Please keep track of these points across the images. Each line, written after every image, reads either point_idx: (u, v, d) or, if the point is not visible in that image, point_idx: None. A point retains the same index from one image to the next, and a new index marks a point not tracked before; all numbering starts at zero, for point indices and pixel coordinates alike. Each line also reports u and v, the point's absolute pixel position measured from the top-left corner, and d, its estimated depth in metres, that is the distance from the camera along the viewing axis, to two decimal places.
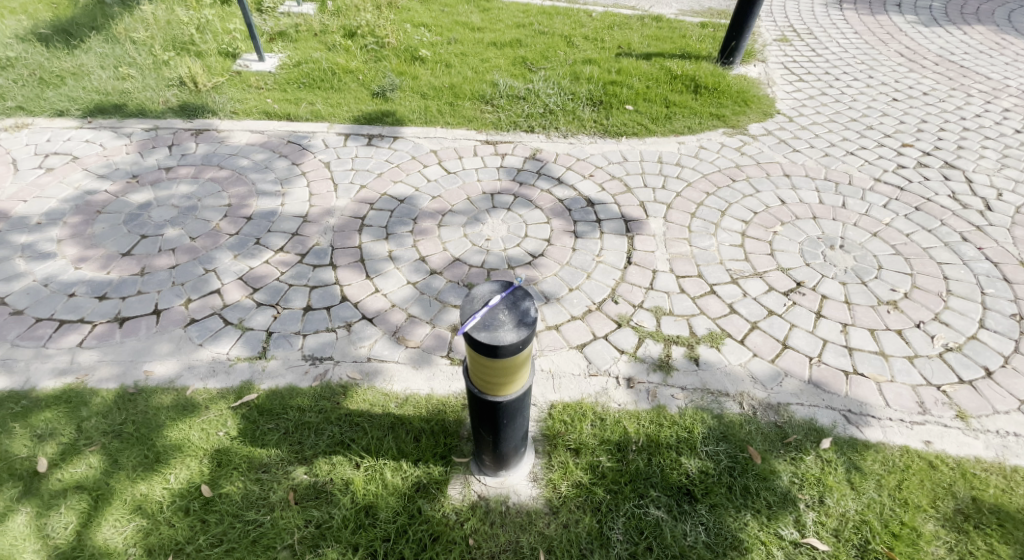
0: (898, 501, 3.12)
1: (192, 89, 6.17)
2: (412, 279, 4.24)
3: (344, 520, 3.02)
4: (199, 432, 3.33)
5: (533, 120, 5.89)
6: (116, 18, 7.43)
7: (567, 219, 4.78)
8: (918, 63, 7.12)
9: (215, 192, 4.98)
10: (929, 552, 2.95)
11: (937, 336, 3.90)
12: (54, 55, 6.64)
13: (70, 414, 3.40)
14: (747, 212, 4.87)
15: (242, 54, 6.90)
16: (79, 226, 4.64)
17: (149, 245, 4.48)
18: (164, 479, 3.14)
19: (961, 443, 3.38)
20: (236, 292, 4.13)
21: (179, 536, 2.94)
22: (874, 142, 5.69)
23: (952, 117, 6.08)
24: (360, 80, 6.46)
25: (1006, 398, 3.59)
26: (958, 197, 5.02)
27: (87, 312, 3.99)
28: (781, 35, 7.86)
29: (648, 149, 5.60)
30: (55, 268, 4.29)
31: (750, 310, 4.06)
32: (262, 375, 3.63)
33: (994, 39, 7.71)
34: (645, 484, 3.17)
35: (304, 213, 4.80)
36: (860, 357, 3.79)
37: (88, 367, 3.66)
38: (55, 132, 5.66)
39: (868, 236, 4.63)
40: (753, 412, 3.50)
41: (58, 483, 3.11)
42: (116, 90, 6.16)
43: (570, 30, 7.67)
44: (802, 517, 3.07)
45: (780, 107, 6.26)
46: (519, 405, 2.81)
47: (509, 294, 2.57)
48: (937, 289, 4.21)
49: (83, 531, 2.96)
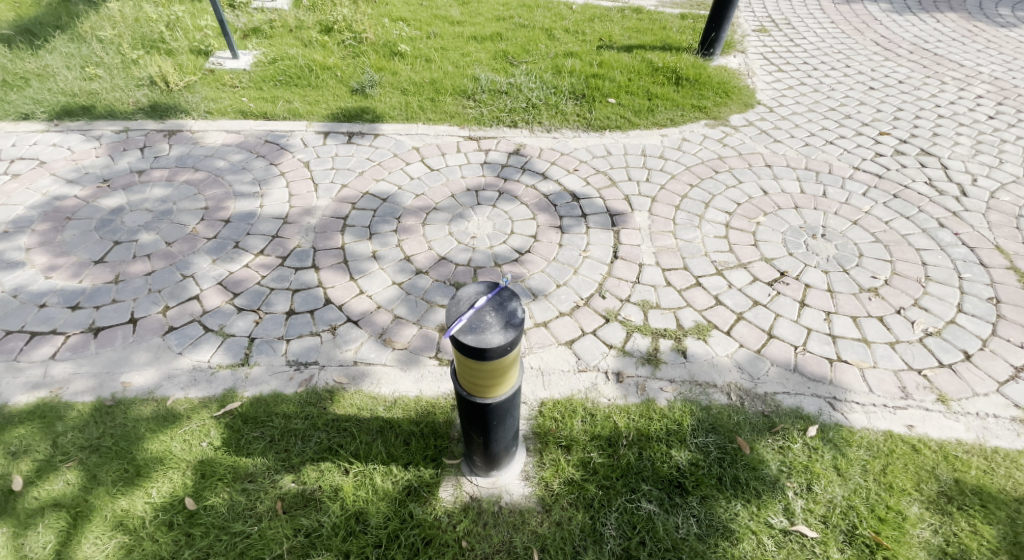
0: (884, 485, 3.16)
1: (163, 89, 6.02)
2: (397, 279, 4.19)
3: (335, 527, 2.98)
4: (181, 444, 3.26)
5: (516, 115, 5.85)
6: (81, 16, 7.21)
7: (552, 213, 4.76)
8: (894, 52, 7.20)
9: (190, 195, 4.87)
10: (914, 535, 3.00)
11: (917, 321, 3.96)
12: (17, 57, 6.42)
13: (45, 429, 3.30)
14: (730, 203, 4.89)
15: (215, 52, 6.74)
16: (49, 233, 4.50)
17: (123, 251, 4.36)
18: (146, 493, 3.08)
19: (943, 426, 3.44)
20: (216, 297, 4.04)
21: (163, 551, 2.89)
22: (853, 131, 5.75)
23: (928, 104, 6.16)
24: (338, 77, 6.35)
25: (985, 380, 3.65)
26: (935, 183, 5.10)
27: (59, 322, 3.88)
28: (759, 26, 7.90)
29: (631, 141, 5.60)
30: (24, 278, 4.16)
31: (736, 301, 4.08)
32: (245, 382, 3.56)
33: (966, 26, 7.82)
34: (637, 478, 3.18)
35: (284, 214, 4.71)
36: (843, 345, 3.83)
37: (62, 380, 3.56)
38: (20, 136, 5.48)
39: (848, 224, 4.69)
40: (740, 402, 3.52)
41: (35, 501, 3.03)
42: (83, 91, 5.98)
43: (550, 23, 7.62)
44: (790, 505, 3.10)
45: (760, 97, 6.29)
46: (508, 406, 2.79)
47: (495, 296, 2.55)
48: (917, 275, 4.27)
49: (63, 549, 2.89)
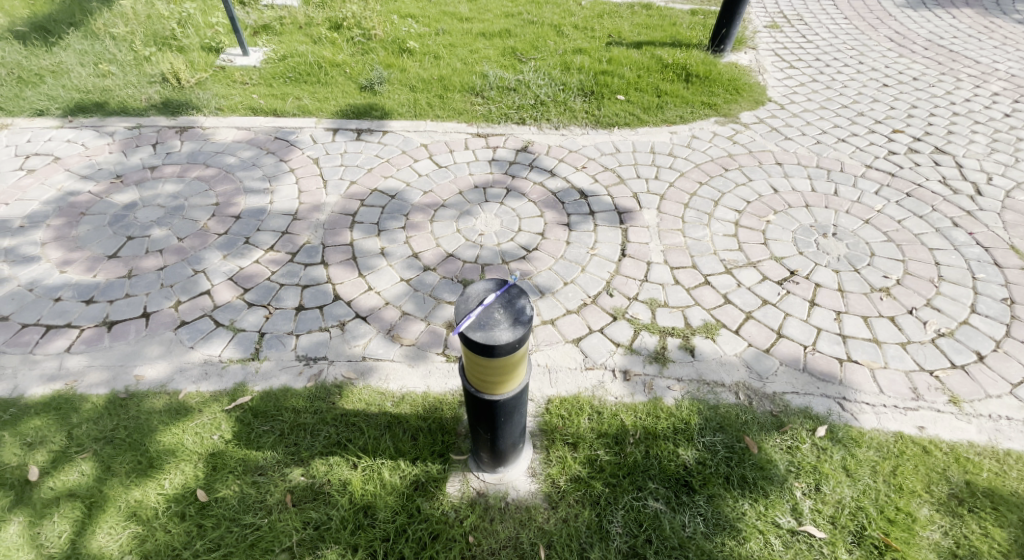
0: (893, 487, 3.14)
1: (175, 85, 6.07)
2: (405, 276, 4.20)
3: (343, 521, 3.00)
4: (193, 436, 3.29)
5: (524, 112, 5.84)
6: (94, 13, 7.28)
7: (560, 211, 4.76)
8: (908, 48, 7.11)
9: (202, 190, 4.91)
10: (924, 537, 2.97)
11: (930, 322, 3.92)
12: (32, 53, 6.49)
13: (60, 421, 3.35)
14: (740, 201, 4.86)
15: (226, 49, 6.78)
16: (64, 228, 4.55)
17: (136, 246, 4.41)
18: (159, 484, 3.11)
19: (954, 427, 3.40)
20: (227, 292, 4.08)
21: (176, 542, 2.92)
22: (865, 129, 5.69)
23: (942, 102, 6.08)
24: (347, 74, 6.37)
25: (997, 382, 3.61)
26: (949, 182, 5.04)
27: (74, 316, 3.93)
28: (771, 22, 7.82)
29: (640, 139, 5.58)
30: (39, 272, 4.22)
31: (745, 300, 4.06)
32: (255, 377, 3.59)
33: (982, 23, 7.72)
34: (644, 476, 3.17)
35: (294, 210, 4.74)
36: (853, 345, 3.80)
37: (77, 373, 3.61)
38: (35, 132, 5.55)
39: (859, 223, 4.64)
40: (749, 401, 3.51)
41: (50, 491, 3.08)
42: (96, 88, 6.04)
43: (559, 19, 7.59)
44: (798, 505, 3.08)
45: (771, 94, 6.23)
46: (516, 403, 2.80)
47: (504, 293, 2.55)
48: (929, 275, 4.23)
49: (78, 539, 2.93)
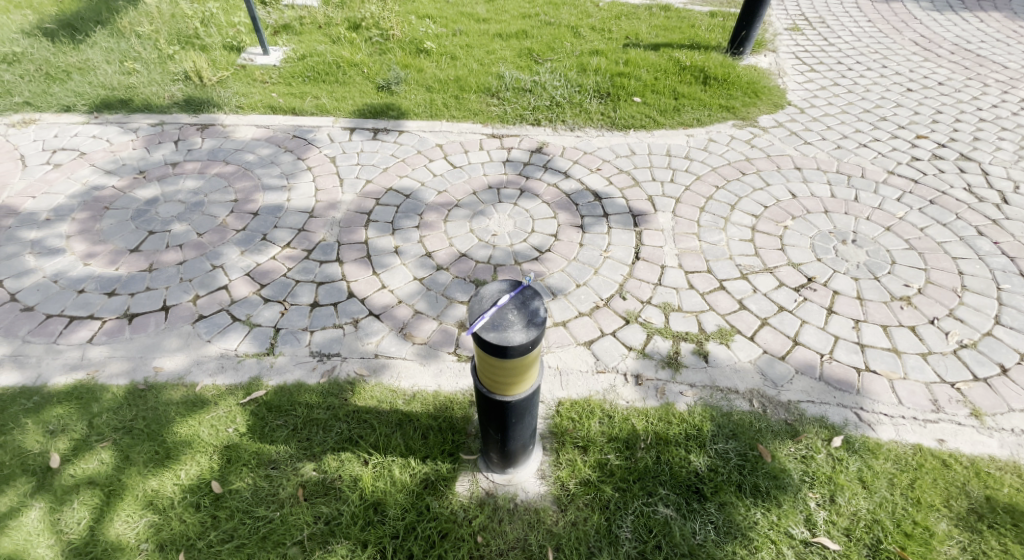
0: (910, 500, 3.07)
1: (197, 83, 6.15)
2: (418, 275, 4.21)
3: (353, 516, 3.02)
4: (208, 428, 3.33)
5: (540, 113, 5.83)
6: (121, 12, 7.42)
7: (574, 212, 4.74)
8: (933, 52, 6.99)
9: (221, 187, 4.97)
10: (942, 552, 2.91)
11: (951, 332, 3.83)
12: (60, 51, 6.61)
13: (81, 410, 3.41)
14: (757, 205, 4.80)
15: (247, 48, 6.88)
16: (88, 222, 4.64)
17: (157, 240, 4.48)
18: (175, 474, 3.15)
19: (975, 441, 3.32)
20: (244, 288, 4.12)
21: (190, 532, 2.96)
22: (888, 134, 5.59)
23: (968, 108, 5.95)
24: (365, 73, 6.42)
25: (1021, 396, 3.52)
26: (975, 190, 4.93)
27: (96, 308, 4.00)
28: (792, 24, 7.72)
29: (656, 141, 5.54)
30: (64, 264, 4.30)
31: (761, 306, 4.01)
32: (270, 371, 3.62)
33: (1010, 27, 7.56)
34: (654, 482, 3.14)
35: (310, 208, 4.78)
36: (872, 354, 3.73)
37: (99, 363, 3.67)
38: (62, 128, 5.66)
39: (880, 231, 4.56)
40: (763, 409, 3.46)
41: (70, 478, 3.13)
42: (121, 85, 6.14)
43: (577, 20, 7.57)
44: (812, 516, 3.03)
45: (791, 98, 6.16)
46: (527, 405, 2.78)
47: (518, 294, 2.54)
48: (952, 284, 4.14)
49: (96, 526, 2.98)
